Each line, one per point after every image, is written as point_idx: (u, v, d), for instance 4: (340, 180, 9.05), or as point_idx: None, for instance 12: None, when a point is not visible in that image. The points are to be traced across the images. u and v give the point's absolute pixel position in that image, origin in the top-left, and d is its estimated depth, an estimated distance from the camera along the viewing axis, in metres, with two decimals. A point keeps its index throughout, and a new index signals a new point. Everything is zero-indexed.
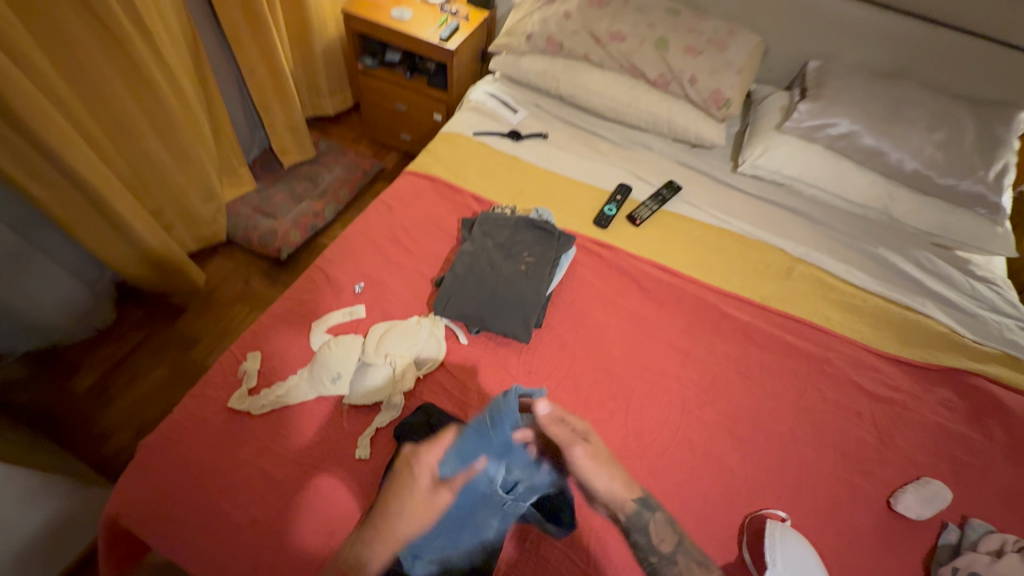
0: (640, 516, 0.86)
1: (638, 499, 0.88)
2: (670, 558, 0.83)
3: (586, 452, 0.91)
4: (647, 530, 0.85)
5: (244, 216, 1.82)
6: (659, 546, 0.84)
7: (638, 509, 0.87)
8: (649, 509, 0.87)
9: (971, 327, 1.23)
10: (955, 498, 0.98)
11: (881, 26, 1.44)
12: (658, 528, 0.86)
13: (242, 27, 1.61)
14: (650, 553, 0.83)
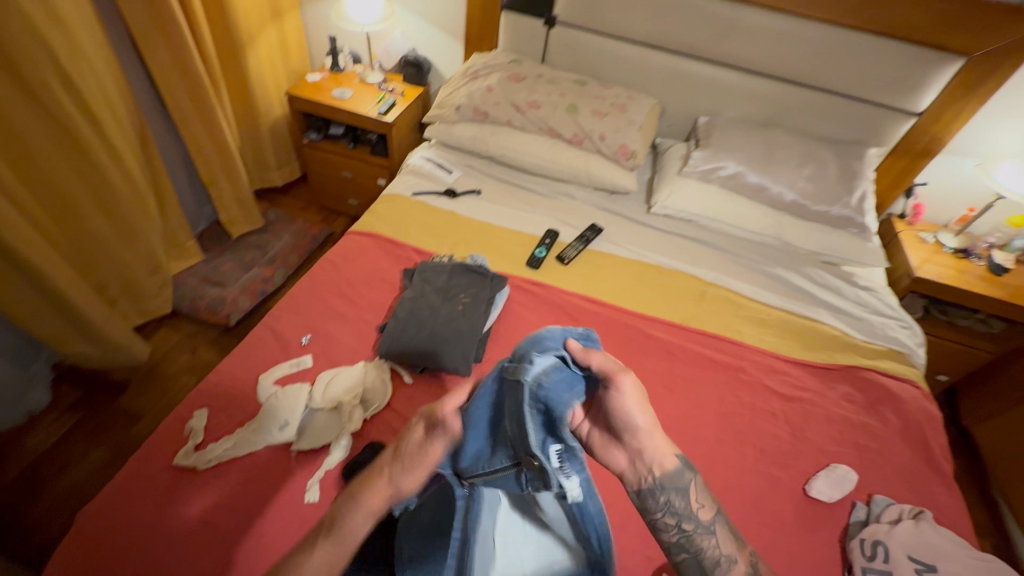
0: (673, 483, 0.66)
1: (677, 464, 0.67)
2: (708, 529, 0.66)
3: (638, 389, 0.65)
4: (688, 494, 0.66)
5: (191, 287, 1.86)
6: (698, 513, 0.66)
7: (680, 469, 0.67)
8: (690, 469, 0.67)
9: (860, 329, 1.42)
10: (861, 479, 1.10)
11: (752, 88, 1.73)
12: (699, 492, 0.67)
13: (189, 111, 1.72)
14: (683, 523, 0.66)
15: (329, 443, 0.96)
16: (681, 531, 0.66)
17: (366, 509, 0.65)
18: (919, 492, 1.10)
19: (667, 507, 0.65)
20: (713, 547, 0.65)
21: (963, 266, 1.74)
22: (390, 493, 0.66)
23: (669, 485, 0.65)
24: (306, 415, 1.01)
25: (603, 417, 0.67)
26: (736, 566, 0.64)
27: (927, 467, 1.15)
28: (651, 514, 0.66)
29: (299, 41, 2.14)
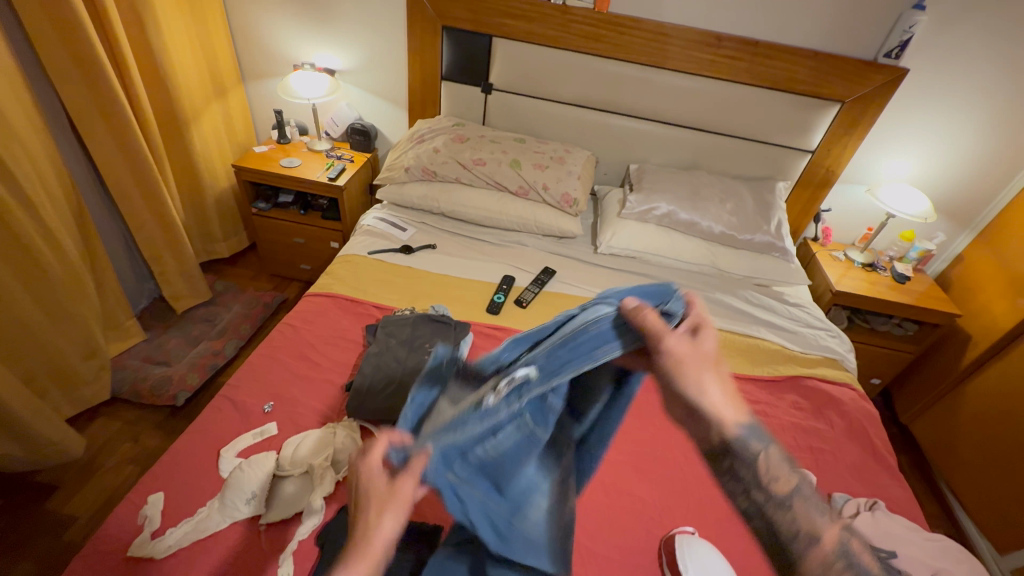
0: (734, 444, 0.52)
1: (738, 429, 0.53)
2: (783, 505, 0.49)
3: (686, 350, 0.61)
4: (753, 460, 0.51)
5: (131, 368, 1.74)
6: (768, 484, 0.50)
7: (741, 434, 0.53)
8: (753, 437, 0.53)
9: (797, 341, 1.55)
10: (821, 480, 1.17)
11: (672, 137, 1.94)
12: (770, 462, 0.51)
13: (130, 187, 1.69)
14: (751, 492, 0.50)
15: (302, 511, 0.92)
16: (744, 497, 0.50)
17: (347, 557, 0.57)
18: (872, 486, 1.18)
19: (728, 468, 0.52)
20: (790, 524, 0.48)
21: (873, 278, 1.97)
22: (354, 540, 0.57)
23: (730, 446, 0.52)
24: (274, 483, 0.95)
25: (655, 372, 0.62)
26: (821, 545, 0.46)
27: (874, 461, 1.25)
28: (716, 477, 0.54)
29: (243, 116, 2.19)
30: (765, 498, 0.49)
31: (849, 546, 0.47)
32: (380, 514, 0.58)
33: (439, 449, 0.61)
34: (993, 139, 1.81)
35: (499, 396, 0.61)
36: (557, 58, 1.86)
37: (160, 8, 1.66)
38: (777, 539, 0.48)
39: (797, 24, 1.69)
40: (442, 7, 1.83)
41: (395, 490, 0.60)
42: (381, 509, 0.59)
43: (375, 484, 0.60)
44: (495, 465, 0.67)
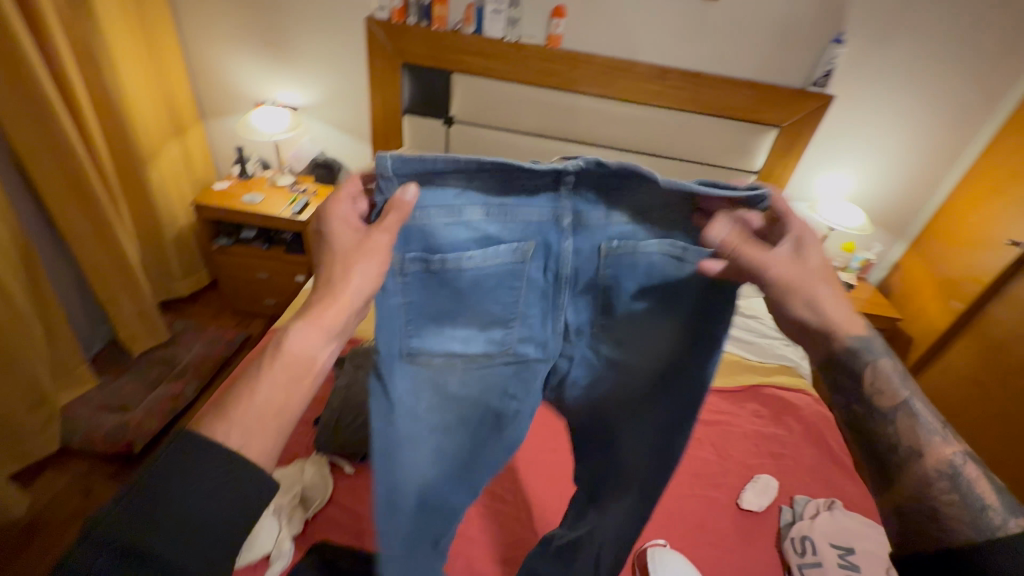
0: (855, 365, 0.62)
1: (857, 341, 0.62)
2: (885, 419, 0.60)
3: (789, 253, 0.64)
4: (863, 378, 0.61)
5: (84, 417, 1.66)
6: (875, 400, 0.61)
7: (856, 348, 0.62)
8: (871, 353, 0.62)
9: (754, 351, 1.62)
10: (783, 484, 1.23)
11: (629, 163, 2.05)
12: (880, 380, 0.61)
13: (85, 231, 1.65)
14: (855, 406, 0.62)
15: (268, 553, 0.93)
16: (867, 419, 0.61)
17: (318, 325, 0.60)
18: (830, 487, 1.25)
19: (851, 384, 0.62)
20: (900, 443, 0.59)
21: None
22: (342, 303, 0.60)
23: (851, 367, 0.62)
24: None
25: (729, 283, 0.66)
26: (925, 462, 0.57)
27: (831, 462, 1.32)
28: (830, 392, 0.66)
29: (202, 153, 2.18)
30: (891, 426, 0.59)
31: (975, 494, 0.54)
32: (349, 263, 0.60)
33: (417, 228, 0.65)
34: (916, 155, 1.99)
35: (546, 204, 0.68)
36: (515, 91, 1.94)
37: (113, 49, 1.66)
38: (886, 459, 0.59)
39: (732, 58, 1.84)
40: (400, 45, 1.88)
41: (368, 243, 0.61)
42: (349, 262, 0.60)
43: (345, 235, 0.63)
44: (450, 300, 0.66)
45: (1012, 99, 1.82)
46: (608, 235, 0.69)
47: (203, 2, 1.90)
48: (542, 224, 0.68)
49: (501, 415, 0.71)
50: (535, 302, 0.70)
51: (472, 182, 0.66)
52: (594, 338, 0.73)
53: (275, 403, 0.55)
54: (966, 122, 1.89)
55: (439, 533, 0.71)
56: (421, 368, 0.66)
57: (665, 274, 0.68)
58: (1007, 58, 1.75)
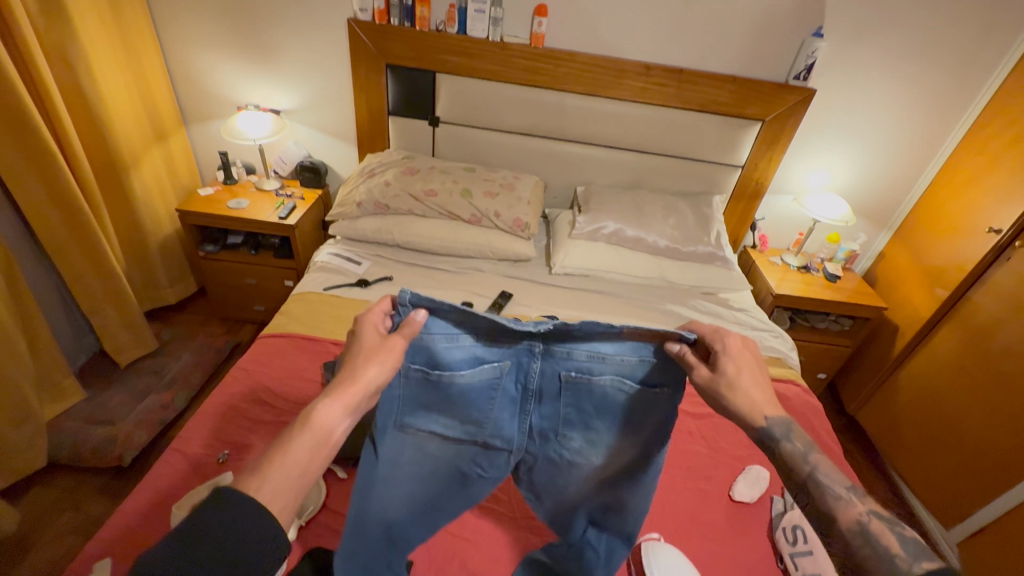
0: (769, 442, 0.70)
1: (776, 424, 0.70)
2: (807, 486, 0.65)
3: (706, 377, 0.76)
4: (782, 453, 0.68)
5: (71, 431, 1.63)
6: (798, 468, 0.66)
7: (778, 429, 0.70)
8: (785, 430, 0.69)
9: None
10: (774, 475, 1.25)
11: (617, 159, 2.05)
12: (801, 454, 0.67)
13: (68, 240, 1.62)
14: (790, 477, 0.67)
15: None
16: (796, 490, 0.66)
17: (343, 402, 0.68)
18: None
19: (774, 463, 0.69)
20: (823, 505, 0.63)
21: (808, 279, 2.12)
22: (363, 387, 0.70)
23: (769, 444, 0.69)
24: None
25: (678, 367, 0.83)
26: (841, 524, 0.60)
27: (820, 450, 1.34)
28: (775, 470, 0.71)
29: (186, 159, 2.15)
30: (809, 492, 0.65)
31: (881, 544, 0.56)
32: (370, 358, 0.73)
33: (418, 348, 0.83)
34: (897, 146, 2.02)
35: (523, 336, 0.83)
36: (501, 90, 1.94)
37: (90, 54, 1.62)
38: (817, 524, 0.63)
39: (715, 53, 1.85)
40: (385, 47, 1.88)
41: (388, 344, 0.76)
42: (370, 356, 0.73)
43: (371, 336, 0.77)
44: (441, 400, 0.84)
45: (989, 88, 1.85)
46: (569, 365, 0.85)
47: (181, 6, 1.87)
48: (519, 351, 0.85)
49: (468, 486, 0.89)
50: (506, 406, 0.87)
51: (469, 315, 0.82)
52: (559, 442, 0.89)
53: (300, 466, 0.61)
54: (944, 113, 1.92)
55: (402, 561, 0.89)
56: (410, 438, 0.85)
57: (613, 402, 0.85)
58: (985, 48, 1.78)
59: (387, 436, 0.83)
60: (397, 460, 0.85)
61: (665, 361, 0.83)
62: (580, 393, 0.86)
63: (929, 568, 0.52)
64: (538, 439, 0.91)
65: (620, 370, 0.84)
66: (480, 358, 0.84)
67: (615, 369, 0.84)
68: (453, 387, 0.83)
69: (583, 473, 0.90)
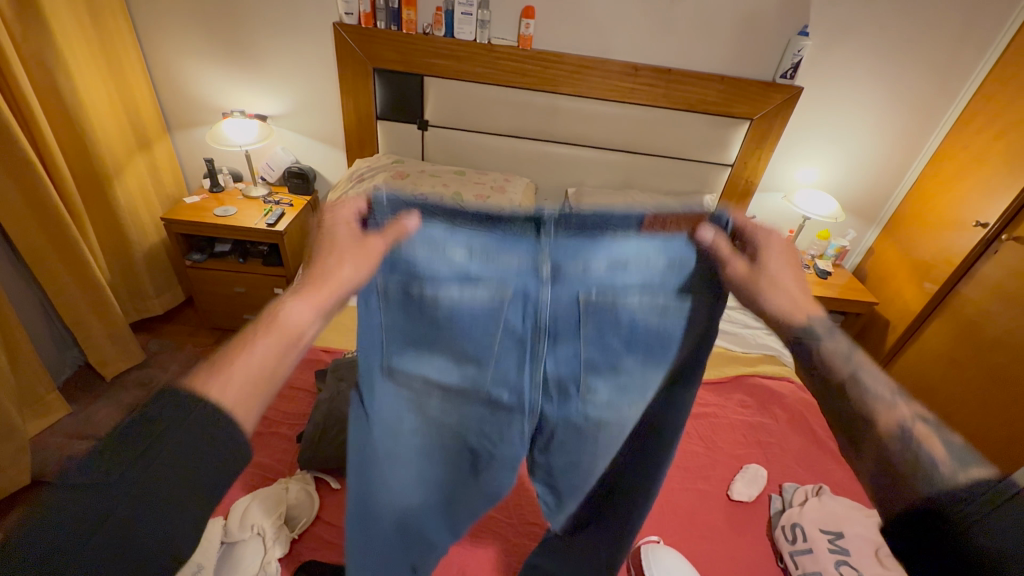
0: (804, 340, 0.51)
1: (811, 324, 0.52)
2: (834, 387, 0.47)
3: (744, 272, 0.57)
4: (808, 351, 0.51)
5: (55, 446, 1.59)
6: (822, 365, 0.49)
7: (806, 324, 0.52)
8: (824, 329, 0.51)
9: (737, 342, 1.65)
10: (771, 473, 1.25)
11: (606, 160, 2.05)
12: (840, 354, 0.49)
13: (49, 250, 1.58)
14: (817, 384, 0.49)
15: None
16: (823, 396, 0.49)
17: (314, 301, 0.54)
18: (816, 471, 1.27)
19: (802, 364, 0.51)
20: (851, 405, 0.45)
21: None
22: (335, 289, 0.55)
23: (801, 344, 0.52)
24: (223, 551, 0.93)
25: (716, 274, 0.60)
26: (873, 428, 0.43)
27: (814, 445, 1.35)
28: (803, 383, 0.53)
29: (171, 167, 2.12)
30: (836, 395, 0.47)
31: (921, 451, 0.39)
32: (340, 256, 0.56)
33: (394, 265, 0.59)
34: (884, 142, 2.03)
35: (518, 237, 0.61)
36: (490, 93, 1.93)
37: (68, 59, 1.58)
38: (843, 423, 0.45)
39: (703, 53, 1.85)
40: (371, 50, 1.86)
41: (365, 245, 0.57)
42: (342, 251, 0.56)
43: (341, 229, 0.57)
44: (436, 335, 0.60)
45: (972, 84, 1.87)
46: (588, 284, 0.61)
47: (163, 11, 1.84)
48: (521, 272, 0.61)
49: (478, 460, 0.68)
50: (516, 349, 0.62)
51: (458, 221, 0.59)
52: (579, 403, 0.65)
53: (263, 372, 0.49)
54: (928, 109, 1.94)
55: (416, 543, 0.79)
56: (402, 387, 0.62)
57: (644, 331, 0.62)
58: (967, 44, 1.80)
59: (372, 385, 0.60)
60: (387, 426, 0.63)
61: (699, 270, 0.60)
62: (605, 323, 0.62)
63: (979, 479, 0.37)
64: (556, 400, 0.65)
65: (649, 284, 0.61)
66: (478, 278, 0.59)
67: (640, 274, 0.60)
68: (446, 316, 0.59)
69: (614, 439, 0.69)
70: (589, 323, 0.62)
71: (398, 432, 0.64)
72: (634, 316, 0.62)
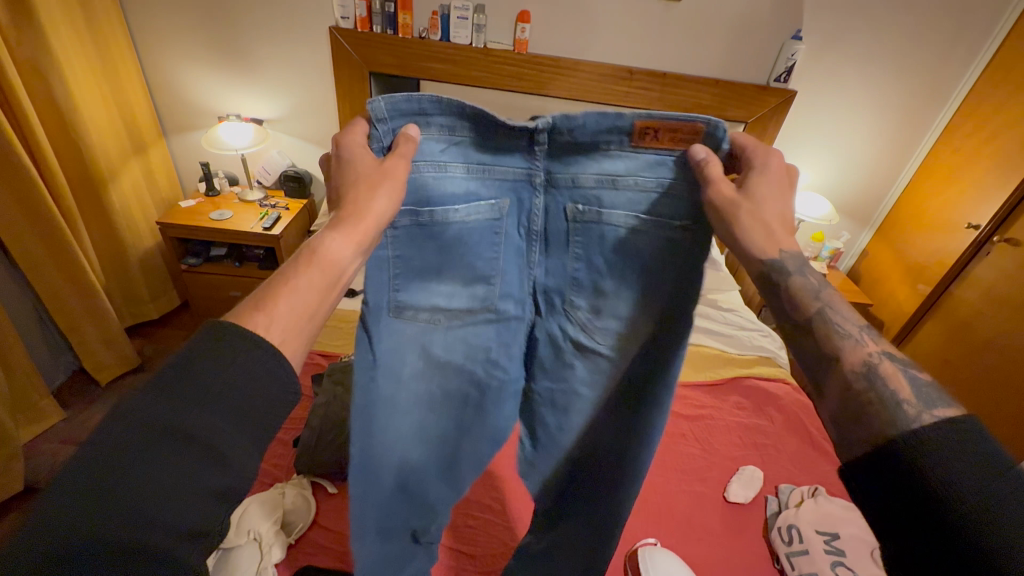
0: (774, 278, 0.58)
1: (785, 260, 0.59)
2: (811, 327, 0.53)
3: (728, 196, 0.61)
4: (786, 289, 0.57)
5: (49, 453, 1.58)
6: (802, 308, 0.55)
7: (781, 264, 0.59)
8: (802, 270, 0.58)
9: (733, 344, 1.65)
10: (768, 475, 1.25)
11: None
12: (826, 300, 0.55)
13: (42, 255, 1.57)
14: (790, 319, 0.56)
15: None
16: (795, 331, 0.55)
17: (353, 239, 0.59)
18: (811, 472, 1.28)
19: (775, 299, 0.58)
20: (831, 344, 0.51)
21: None
22: (373, 222, 0.61)
23: (774, 280, 0.58)
24: (219, 558, 0.92)
25: (698, 191, 0.66)
26: (847, 365, 0.49)
27: (809, 447, 1.36)
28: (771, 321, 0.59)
29: (166, 171, 2.12)
30: (811, 330, 0.53)
31: (891, 390, 0.46)
32: (373, 185, 0.61)
33: (410, 192, 0.67)
34: (877, 145, 2.05)
35: (523, 156, 0.70)
36: (486, 96, 1.93)
37: (63, 63, 1.58)
38: (815, 370, 0.52)
39: (697, 57, 1.87)
40: (367, 54, 1.86)
41: (387, 167, 0.62)
42: (375, 183, 0.61)
43: (365, 163, 0.63)
44: (446, 255, 0.69)
45: (963, 88, 1.89)
46: (577, 195, 0.70)
47: (159, 15, 1.84)
48: (517, 183, 0.71)
49: (484, 389, 0.77)
50: (514, 257, 0.73)
51: (456, 133, 0.68)
52: (563, 312, 0.75)
53: (309, 308, 0.52)
54: (921, 112, 1.96)
55: (419, 504, 0.84)
56: (407, 323, 0.70)
57: (627, 250, 0.69)
58: (957, 49, 1.82)
59: (380, 321, 0.68)
60: (399, 359, 0.70)
61: (684, 185, 0.67)
62: (590, 243, 0.71)
63: (943, 418, 0.43)
64: (545, 307, 0.77)
65: (633, 202, 0.68)
66: (489, 186, 0.70)
67: (630, 189, 0.68)
68: (456, 232, 0.69)
69: (587, 368, 0.77)
70: (580, 238, 0.71)
71: (406, 372, 0.72)
72: (616, 236, 0.70)
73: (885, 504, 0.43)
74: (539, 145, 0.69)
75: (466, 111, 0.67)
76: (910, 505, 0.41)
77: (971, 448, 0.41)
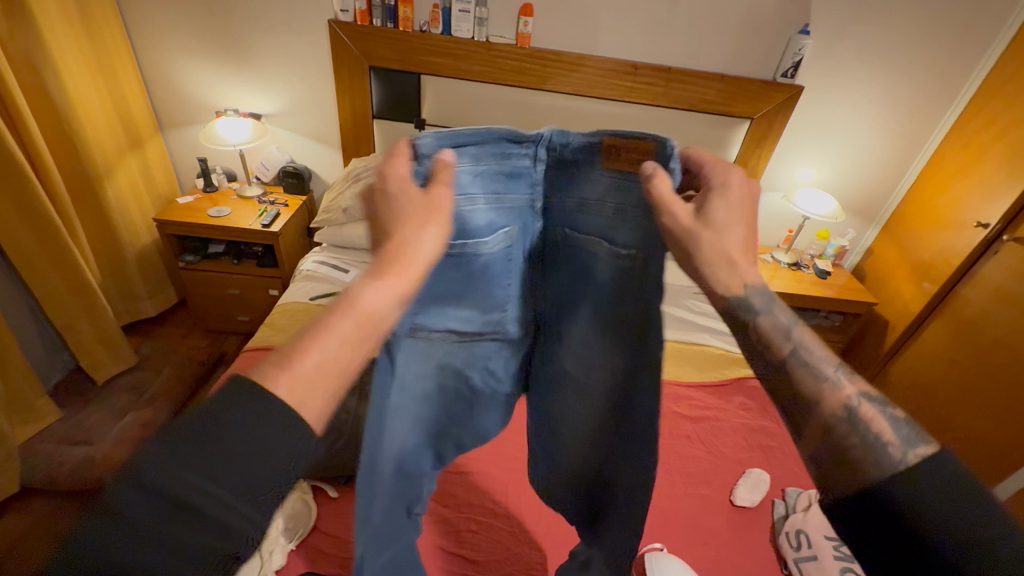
0: (740, 316, 0.54)
1: (751, 293, 0.55)
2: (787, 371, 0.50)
3: (688, 222, 0.55)
4: (754, 327, 0.53)
5: (45, 453, 1.56)
6: (775, 349, 0.52)
7: (745, 299, 0.54)
8: (767, 301, 0.55)
9: None
10: (774, 477, 1.24)
11: None
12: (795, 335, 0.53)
13: (36, 251, 1.54)
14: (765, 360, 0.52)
15: None
16: (771, 375, 0.52)
17: (398, 285, 0.55)
18: None
19: (743, 340, 0.54)
20: (810, 388, 0.49)
21: (797, 276, 2.13)
22: (416, 267, 0.57)
23: (740, 320, 0.54)
24: None
25: (652, 218, 0.61)
26: (831, 410, 0.48)
27: None
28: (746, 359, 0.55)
29: (163, 166, 2.09)
30: (787, 376, 0.50)
31: (875, 433, 0.46)
32: (422, 223, 0.58)
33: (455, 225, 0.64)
34: (883, 142, 2.02)
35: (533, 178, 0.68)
36: (489, 92, 1.90)
37: (58, 57, 1.54)
38: (794, 414, 0.50)
39: (704, 51, 1.83)
40: (368, 48, 1.83)
41: (433, 204, 0.59)
42: (423, 222, 0.57)
43: (411, 198, 0.59)
44: (473, 285, 0.66)
45: (972, 84, 1.86)
46: (565, 222, 0.69)
47: (155, 8, 1.80)
48: (523, 209, 0.69)
49: (476, 396, 0.77)
50: (522, 281, 0.73)
51: (483, 164, 0.65)
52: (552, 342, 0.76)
53: (338, 365, 0.48)
54: (929, 109, 1.93)
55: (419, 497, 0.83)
56: (420, 342, 0.68)
57: (590, 277, 0.67)
58: (968, 43, 1.78)
59: (403, 342, 0.63)
60: (413, 376, 0.68)
61: (635, 204, 0.62)
62: (573, 266, 0.70)
63: (927, 455, 0.43)
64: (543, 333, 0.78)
65: (601, 231, 0.65)
66: (504, 217, 0.67)
67: (595, 220, 0.65)
68: (484, 266, 0.66)
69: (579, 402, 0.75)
70: (567, 262, 0.71)
71: (414, 384, 0.69)
72: (590, 261, 0.66)
73: (872, 538, 0.44)
74: (540, 171, 0.68)
75: (493, 140, 0.64)
76: (882, 544, 0.43)
77: (944, 495, 0.41)
